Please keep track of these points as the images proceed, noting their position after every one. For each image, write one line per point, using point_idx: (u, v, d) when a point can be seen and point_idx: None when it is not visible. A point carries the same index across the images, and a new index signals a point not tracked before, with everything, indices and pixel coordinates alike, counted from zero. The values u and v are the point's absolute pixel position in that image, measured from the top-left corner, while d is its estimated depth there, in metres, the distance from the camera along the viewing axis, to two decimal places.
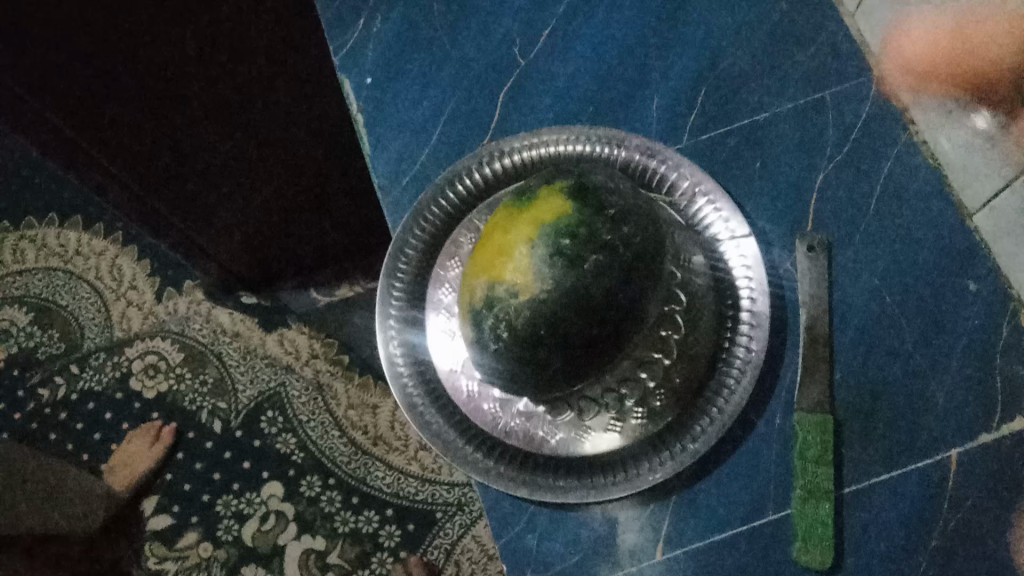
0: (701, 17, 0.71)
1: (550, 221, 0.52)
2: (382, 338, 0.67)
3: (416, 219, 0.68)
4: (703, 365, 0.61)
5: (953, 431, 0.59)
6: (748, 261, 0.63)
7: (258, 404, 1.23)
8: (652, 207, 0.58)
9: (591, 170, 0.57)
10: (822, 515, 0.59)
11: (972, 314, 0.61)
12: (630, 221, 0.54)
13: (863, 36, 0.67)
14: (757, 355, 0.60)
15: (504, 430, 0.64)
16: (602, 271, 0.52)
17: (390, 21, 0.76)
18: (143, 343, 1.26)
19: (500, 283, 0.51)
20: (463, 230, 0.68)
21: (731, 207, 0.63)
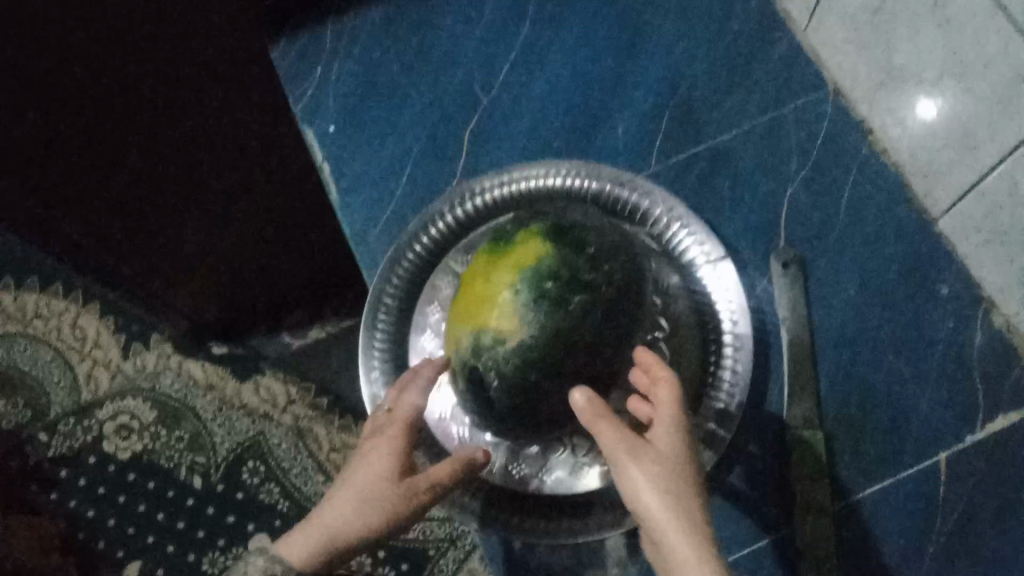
0: (657, 42, 0.72)
1: (531, 265, 0.52)
2: (370, 390, 0.67)
3: (392, 266, 0.68)
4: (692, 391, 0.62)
5: (939, 436, 0.61)
6: (727, 286, 0.63)
7: (238, 456, 1.11)
8: (630, 240, 0.58)
9: (568, 210, 0.58)
10: (822, 530, 0.60)
11: (948, 319, 0.63)
12: (612, 258, 0.54)
13: (817, 50, 0.69)
14: (744, 377, 0.61)
15: (499, 474, 0.63)
16: (587, 310, 0.52)
17: (349, 69, 0.76)
18: (113, 404, 1.14)
19: (486, 331, 0.52)
20: (440, 274, 0.66)
21: (708, 235, 0.64)
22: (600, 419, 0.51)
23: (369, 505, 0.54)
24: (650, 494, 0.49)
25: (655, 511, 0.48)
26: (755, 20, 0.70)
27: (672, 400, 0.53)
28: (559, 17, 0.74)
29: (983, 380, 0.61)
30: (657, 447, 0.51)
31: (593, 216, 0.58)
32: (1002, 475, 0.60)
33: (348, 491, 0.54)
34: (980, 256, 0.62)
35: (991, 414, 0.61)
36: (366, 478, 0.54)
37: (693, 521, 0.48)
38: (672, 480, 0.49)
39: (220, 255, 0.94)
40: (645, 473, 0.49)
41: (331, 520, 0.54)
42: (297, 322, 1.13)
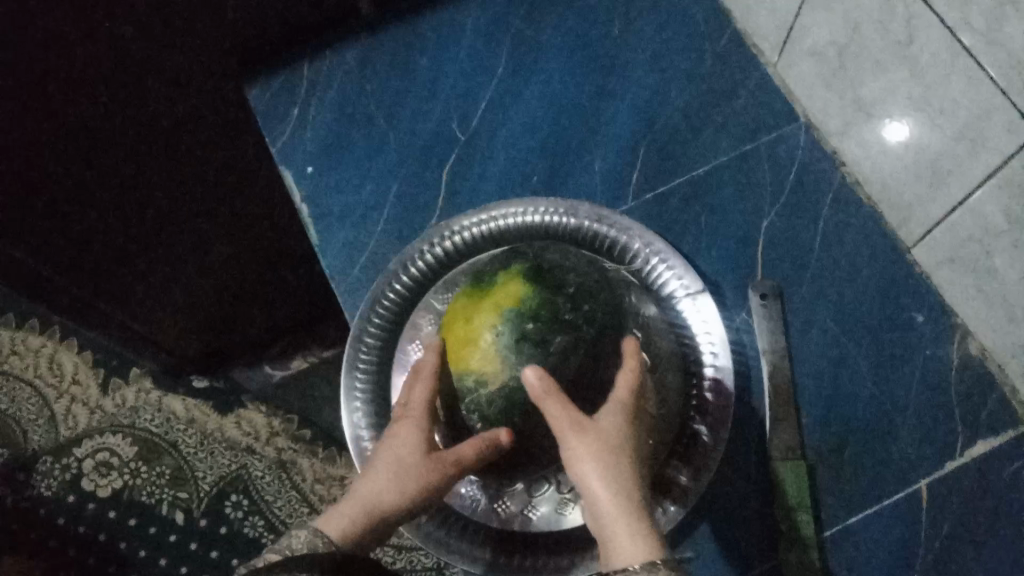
0: (630, 79, 0.73)
1: (516, 304, 0.53)
2: (349, 425, 0.66)
3: (373, 306, 0.67)
4: (677, 426, 0.61)
5: (920, 462, 0.62)
6: (707, 320, 0.64)
7: (220, 490, 1.07)
8: (609, 277, 0.58)
9: (548, 249, 0.58)
10: (810, 561, 0.60)
11: (923, 345, 0.64)
12: (592, 296, 0.54)
13: (787, 85, 0.71)
14: (727, 410, 0.62)
15: (485, 512, 0.63)
16: (569, 347, 0.52)
17: (324, 108, 0.76)
18: (93, 441, 1.11)
19: (468, 374, 0.53)
20: (421, 312, 0.66)
21: (688, 270, 0.65)
22: (550, 398, 0.49)
23: (405, 477, 0.54)
24: (593, 471, 0.49)
25: (598, 490, 0.49)
26: (725, 57, 0.72)
27: (625, 384, 0.52)
28: (534, 54, 0.75)
29: (961, 405, 0.62)
30: (599, 427, 0.51)
31: (573, 254, 0.58)
32: (985, 500, 0.61)
33: (385, 466, 0.54)
34: (953, 285, 0.63)
35: (970, 440, 0.62)
36: (399, 452, 0.54)
37: (631, 499, 0.49)
38: (613, 459, 0.50)
39: (192, 282, 0.92)
40: (592, 452, 0.50)
41: (369, 493, 0.54)
42: (277, 354, 1.12)
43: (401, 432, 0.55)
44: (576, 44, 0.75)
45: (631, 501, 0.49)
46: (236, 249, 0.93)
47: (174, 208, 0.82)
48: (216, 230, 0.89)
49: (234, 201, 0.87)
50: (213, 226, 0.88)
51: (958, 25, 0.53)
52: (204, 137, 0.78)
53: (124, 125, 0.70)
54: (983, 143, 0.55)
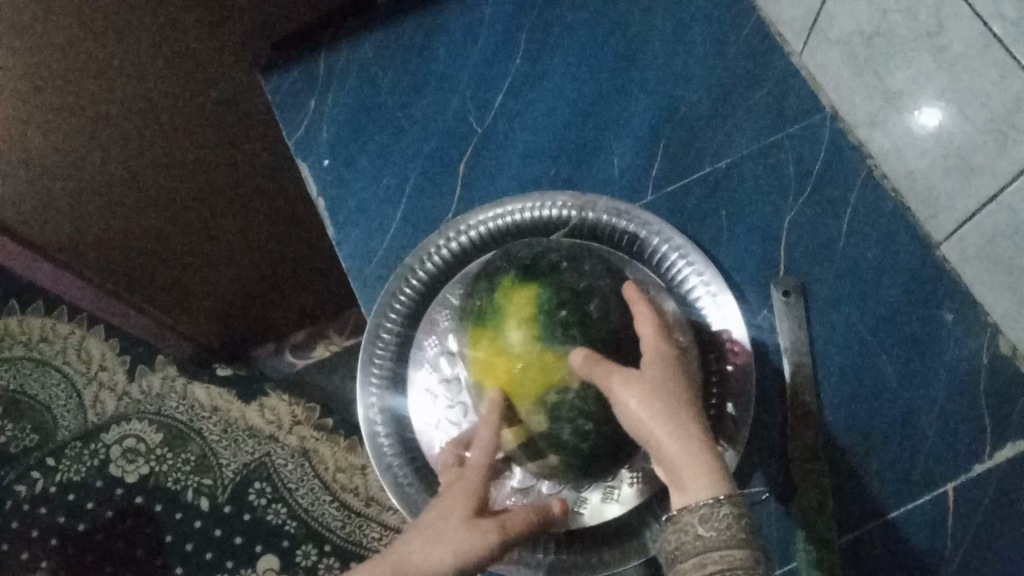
0: (651, 69, 0.72)
1: (534, 300, 0.52)
2: (365, 421, 0.66)
3: (389, 302, 0.67)
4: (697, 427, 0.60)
5: (948, 464, 0.60)
6: (728, 319, 0.62)
7: (244, 478, 1.07)
8: (623, 273, 0.57)
9: (562, 246, 0.57)
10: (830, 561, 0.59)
11: (952, 343, 0.62)
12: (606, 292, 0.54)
13: (813, 75, 0.69)
14: (746, 410, 0.60)
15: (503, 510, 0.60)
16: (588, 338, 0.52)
17: (341, 100, 0.75)
18: (120, 428, 1.11)
19: (550, 389, 0.50)
20: (438, 307, 0.66)
21: (709, 265, 0.64)
22: (595, 364, 0.49)
23: (445, 540, 0.51)
24: (653, 422, 0.48)
25: (666, 442, 0.48)
26: (749, 45, 0.71)
27: (646, 328, 0.52)
28: (553, 43, 0.74)
29: (990, 406, 0.61)
30: (648, 376, 0.49)
31: (586, 251, 0.57)
32: (1014, 502, 0.59)
33: (427, 530, 0.51)
34: (984, 281, 0.61)
35: (999, 442, 0.60)
36: (444, 514, 0.52)
37: (698, 442, 0.48)
38: (668, 404, 0.48)
39: (203, 265, 0.91)
40: (648, 404, 0.48)
41: (404, 558, 0.50)
42: (300, 343, 1.14)
43: (451, 493, 0.53)
44: (595, 33, 0.74)
45: (702, 445, 0.48)
46: (262, 239, 0.93)
47: (202, 192, 0.82)
48: (244, 218, 0.89)
49: (259, 195, 0.88)
50: (240, 215, 0.88)
51: (989, 16, 0.51)
52: (218, 124, 0.77)
53: (125, 108, 0.69)
54: (1014, 138, 0.53)
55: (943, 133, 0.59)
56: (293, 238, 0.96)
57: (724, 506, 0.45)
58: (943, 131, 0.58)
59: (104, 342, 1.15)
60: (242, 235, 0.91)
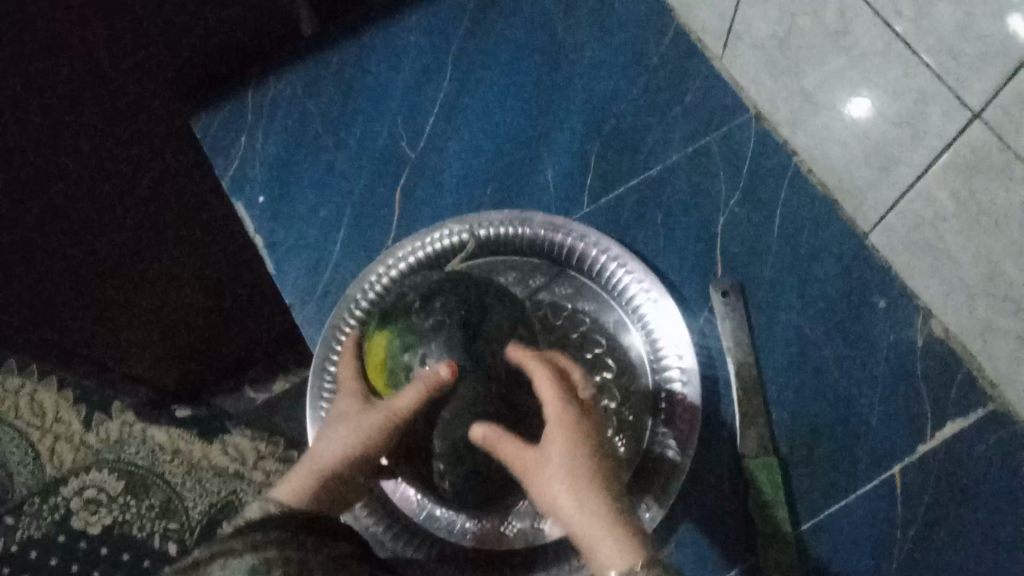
0: (578, 82, 0.73)
1: (388, 343, 0.52)
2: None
3: (332, 335, 0.66)
4: (638, 455, 0.61)
5: (892, 449, 0.62)
6: (670, 325, 0.63)
7: (212, 518, 1.00)
8: (489, 302, 0.53)
9: (432, 279, 0.54)
10: (789, 556, 0.60)
11: (887, 330, 0.64)
12: (446, 336, 0.50)
13: (735, 78, 0.71)
14: (694, 413, 0.61)
15: (461, 532, 0.62)
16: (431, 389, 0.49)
17: (273, 137, 0.75)
18: (80, 479, 1.06)
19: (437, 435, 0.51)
20: None
21: (647, 273, 0.64)
22: (502, 441, 0.48)
23: (352, 431, 0.52)
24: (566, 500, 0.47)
25: (564, 510, 0.47)
26: (670, 53, 0.72)
27: (550, 392, 0.49)
28: (478, 63, 0.75)
29: (927, 388, 0.63)
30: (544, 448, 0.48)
31: (452, 280, 0.54)
32: (959, 479, 0.61)
33: (332, 421, 0.54)
34: (913, 267, 0.63)
35: (939, 423, 0.62)
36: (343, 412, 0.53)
37: (595, 509, 0.47)
38: (571, 471, 0.48)
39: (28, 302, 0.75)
40: (556, 475, 0.48)
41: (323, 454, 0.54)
42: (259, 376, 1.01)
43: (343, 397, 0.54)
44: (520, 50, 0.74)
45: (598, 514, 0.46)
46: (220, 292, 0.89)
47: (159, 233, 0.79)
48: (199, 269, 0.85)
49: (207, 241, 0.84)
50: (200, 265, 0.85)
51: (889, 13, 0.53)
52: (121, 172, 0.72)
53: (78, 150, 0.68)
54: (925, 128, 0.55)
55: (867, 121, 0.60)
56: (211, 280, 0.87)
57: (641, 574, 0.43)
58: (865, 119, 0.60)
59: (56, 393, 1.08)
60: (201, 283, 0.86)
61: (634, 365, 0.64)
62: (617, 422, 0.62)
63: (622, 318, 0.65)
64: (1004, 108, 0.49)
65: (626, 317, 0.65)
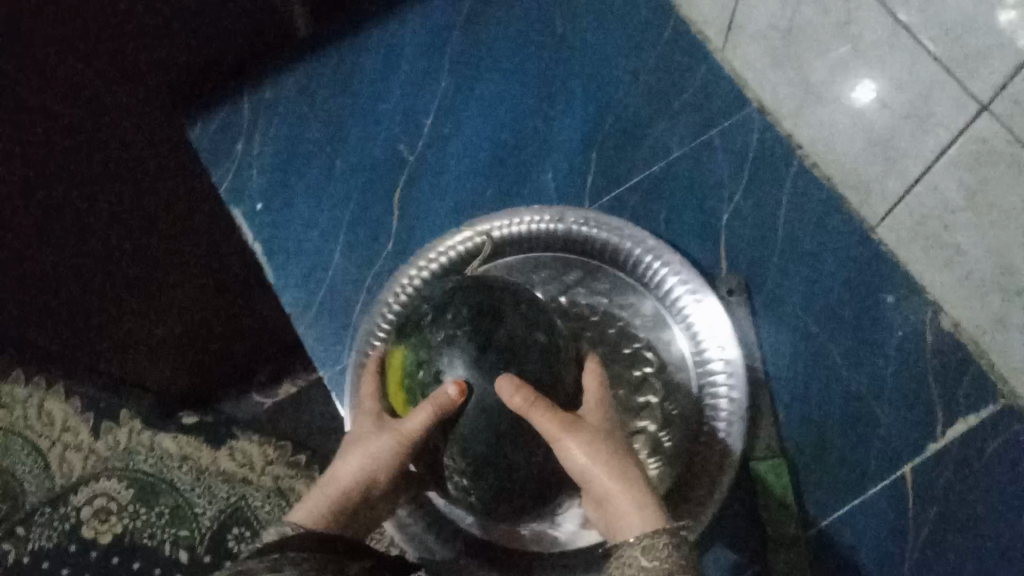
0: (577, 80, 0.72)
1: (405, 360, 0.50)
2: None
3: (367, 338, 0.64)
4: (685, 451, 0.60)
5: (903, 446, 0.61)
6: (715, 320, 0.62)
7: (220, 525, 0.93)
8: (502, 306, 0.49)
9: (447, 287, 0.52)
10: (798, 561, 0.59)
11: (896, 325, 0.63)
12: (457, 350, 0.47)
13: (736, 71, 0.69)
14: (739, 405, 0.60)
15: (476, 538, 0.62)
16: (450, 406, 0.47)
17: (270, 144, 0.74)
18: (87, 488, 0.98)
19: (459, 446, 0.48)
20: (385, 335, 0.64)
21: (690, 270, 0.63)
22: (535, 404, 0.45)
23: (365, 451, 0.52)
24: (595, 471, 0.48)
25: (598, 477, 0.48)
26: (669, 48, 0.71)
27: (593, 380, 0.52)
28: (475, 63, 0.74)
29: (937, 383, 0.62)
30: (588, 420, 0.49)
31: (463, 287, 0.50)
32: (974, 476, 0.60)
33: (350, 443, 0.54)
34: (921, 261, 0.62)
35: (950, 419, 0.61)
36: (360, 434, 0.53)
37: (628, 477, 0.48)
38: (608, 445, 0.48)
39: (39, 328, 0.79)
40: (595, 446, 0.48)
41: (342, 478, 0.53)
42: (265, 380, 1.02)
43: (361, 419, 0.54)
44: (518, 48, 0.73)
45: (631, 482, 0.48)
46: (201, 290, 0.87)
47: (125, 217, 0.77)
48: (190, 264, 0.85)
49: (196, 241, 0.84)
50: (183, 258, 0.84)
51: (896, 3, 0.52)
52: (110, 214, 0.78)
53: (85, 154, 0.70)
54: (931, 119, 0.54)
55: (873, 110, 0.58)
56: (196, 284, 0.87)
57: (664, 537, 0.44)
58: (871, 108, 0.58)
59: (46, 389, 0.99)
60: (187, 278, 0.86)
61: (676, 361, 0.63)
62: (662, 417, 0.61)
63: (662, 313, 0.64)
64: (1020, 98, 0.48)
65: (666, 311, 0.64)
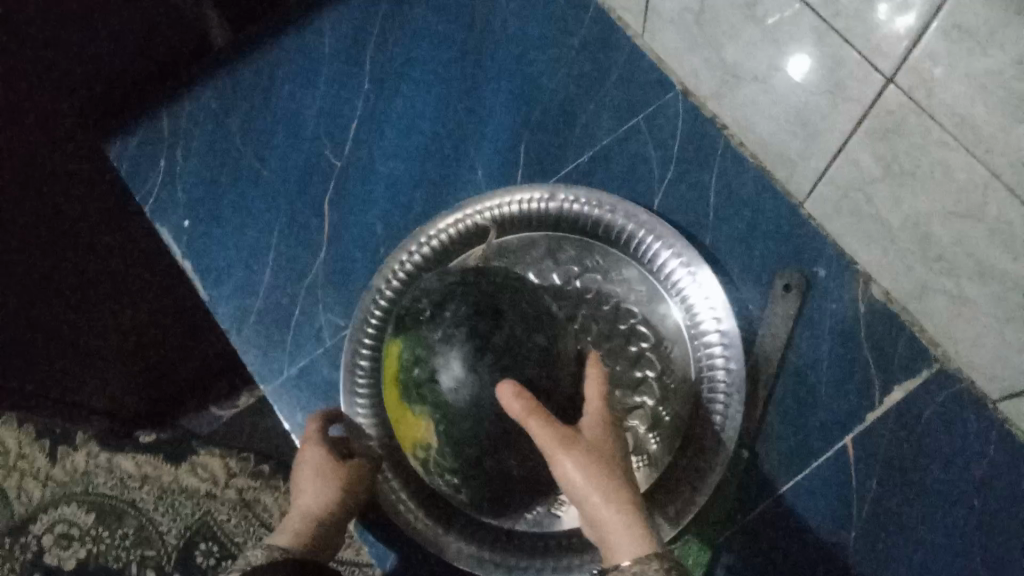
0: (499, 70, 0.71)
1: (401, 354, 0.49)
2: None
3: (361, 325, 0.64)
4: (685, 419, 0.62)
5: (844, 417, 0.62)
6: (712, 298, 0.62)
7: (188, 542, 0.84)
8: (501, 306, 0.48)
9: (447, 280, 0.50)
10: (734, 535, 0.62)
11: (832, 297, 0.64)
12: (458, 347, 0.46)
13: (659, 53, 0.69)
14: (738, 375, 0.60)
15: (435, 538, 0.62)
16: (460, 402, 0.47)
17: (192, 157, 0.73)
18: (47, 514, 0.85)
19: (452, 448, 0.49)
20: (355, 333, 0.64)
21: (686, 245, 0.63)
22: (534, 415, 0.45)
23: (327, 479, 0.59)
24: (583, 481, 0.48)
25: (594, 497, 0.49)
26: (590, 32, 0.71)
27: (595, 392, 0.50)
28: (395, 63, 0.72)
29: (874, 353, 0.62)
30: (589, 436, 0.49)
31: (463, 283, 0.49)
32: (915, 443, 0.61)
33: (305, 480, 0.59)
34: (852, 232, 0.63)
35: (888, 387, 0.62)
36: (321, 468, 0.60)
37: (623, 498, 0.49)
38: (606, 464, 0.49)
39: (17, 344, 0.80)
40: (593, 468, 0.48)
41: (307, 508, 0.58)
42: (225, 390, 0.92)
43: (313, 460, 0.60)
44: (436, 47, 0.72)
45: (623, 502, 0.49)
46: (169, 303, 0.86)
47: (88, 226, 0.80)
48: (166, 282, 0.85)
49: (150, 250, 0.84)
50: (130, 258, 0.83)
51: None
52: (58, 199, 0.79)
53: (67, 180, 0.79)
54: (852, 87, 0.61)
55: None
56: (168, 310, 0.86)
57: (655, 561, 0.47)
58: None
59: None
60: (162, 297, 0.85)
61: (671, 334, 0.63)
62: (659, 390, 0.62)
63: (657, 287, 0.64)
64: (929, 56, 0.56)
65: (660, 284, 0.64)
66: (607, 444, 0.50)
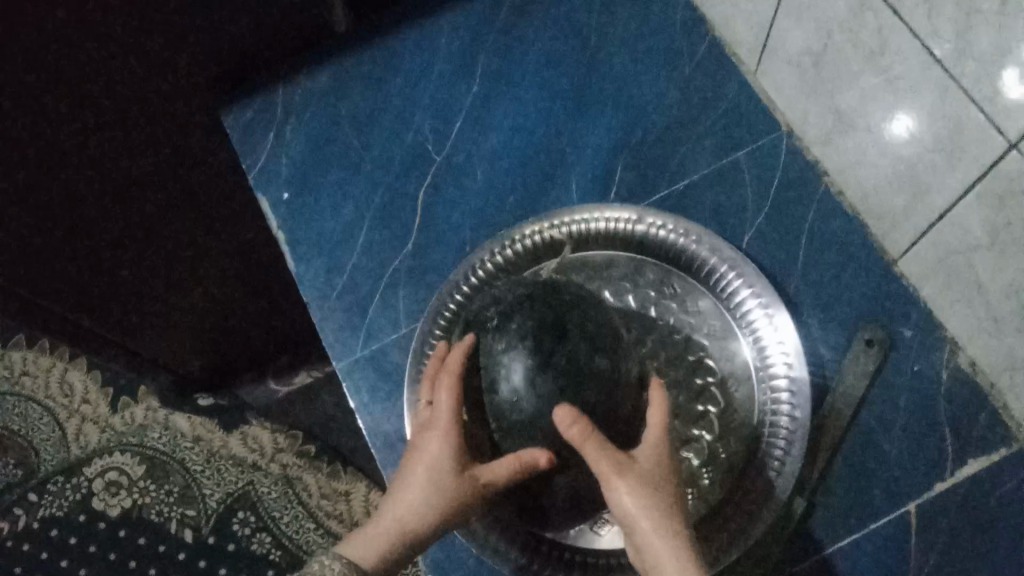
0: (606, 87, 0.72)
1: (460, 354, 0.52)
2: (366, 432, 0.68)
3: (437, 313, 0.65)
4: (742, 458, 0.61)
5: (912, 483, 0.61)
6: (787, 343, 0.61)
7: (227, 507, 0.96)
8: (565, 321, 0.50)
9: (507, 288, 0.53)
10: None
11: (915, 361, 0.62)
12: (511, 352, 0.49)
13: (768, 94, 0.70)
14: (802, 424, 0.59)
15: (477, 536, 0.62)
16: (512, 408, 0.49)
17: (302, 130, 0.75)
18: (102, 460, 1.00)
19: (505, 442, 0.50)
20: (429, 321, 0.65)
21: (767, 287, 0.62)
22: (587, 438, 0.47)
23: (435, 494, 0.53)
24: (634, 510, 0.50)
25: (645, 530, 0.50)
26: (703, 64, 0.72)
27: (657, 419, 0.51)
28: (506, 69, 0.74)
29: (951, 423, 0.61)
30: (645, 465, 0.50)
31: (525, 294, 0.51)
32: (982, 522, 0.59)
33: (415, 486, 0.54)
34: (943, 299, 0.61)
35: (962, 459, 0.60)
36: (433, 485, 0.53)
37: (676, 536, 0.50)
38: (660, 496, 0.50)
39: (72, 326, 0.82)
40: (646, 499, 0.49)
41: (403, 518, 0.54)
42: (282, 368, 1.03)
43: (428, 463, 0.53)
44: (551, 58, 0.74)
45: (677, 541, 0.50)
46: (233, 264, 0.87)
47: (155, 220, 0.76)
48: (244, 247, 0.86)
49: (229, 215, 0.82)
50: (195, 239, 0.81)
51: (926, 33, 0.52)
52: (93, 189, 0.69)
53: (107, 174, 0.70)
54: (960, 152, 0.54)
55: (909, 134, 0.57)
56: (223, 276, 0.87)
57: None
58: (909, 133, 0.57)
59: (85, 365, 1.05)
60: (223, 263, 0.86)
61: (740, 371, 0.63)
62: (720, 426, 0.62)
63: (730, 324, 0.64)
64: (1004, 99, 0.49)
65: (735, 322, 0.63)
66: (664, 476, 0.51)
